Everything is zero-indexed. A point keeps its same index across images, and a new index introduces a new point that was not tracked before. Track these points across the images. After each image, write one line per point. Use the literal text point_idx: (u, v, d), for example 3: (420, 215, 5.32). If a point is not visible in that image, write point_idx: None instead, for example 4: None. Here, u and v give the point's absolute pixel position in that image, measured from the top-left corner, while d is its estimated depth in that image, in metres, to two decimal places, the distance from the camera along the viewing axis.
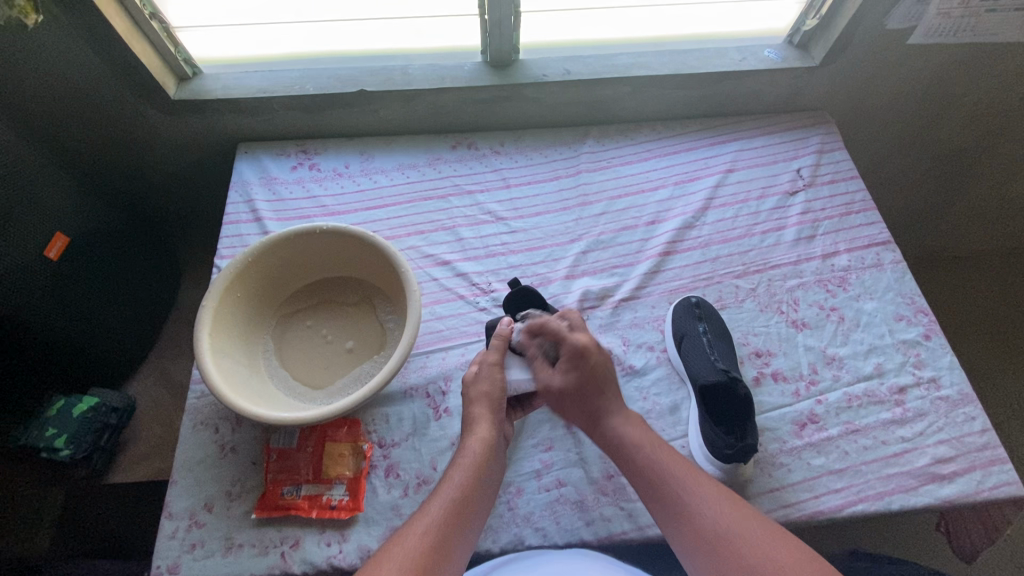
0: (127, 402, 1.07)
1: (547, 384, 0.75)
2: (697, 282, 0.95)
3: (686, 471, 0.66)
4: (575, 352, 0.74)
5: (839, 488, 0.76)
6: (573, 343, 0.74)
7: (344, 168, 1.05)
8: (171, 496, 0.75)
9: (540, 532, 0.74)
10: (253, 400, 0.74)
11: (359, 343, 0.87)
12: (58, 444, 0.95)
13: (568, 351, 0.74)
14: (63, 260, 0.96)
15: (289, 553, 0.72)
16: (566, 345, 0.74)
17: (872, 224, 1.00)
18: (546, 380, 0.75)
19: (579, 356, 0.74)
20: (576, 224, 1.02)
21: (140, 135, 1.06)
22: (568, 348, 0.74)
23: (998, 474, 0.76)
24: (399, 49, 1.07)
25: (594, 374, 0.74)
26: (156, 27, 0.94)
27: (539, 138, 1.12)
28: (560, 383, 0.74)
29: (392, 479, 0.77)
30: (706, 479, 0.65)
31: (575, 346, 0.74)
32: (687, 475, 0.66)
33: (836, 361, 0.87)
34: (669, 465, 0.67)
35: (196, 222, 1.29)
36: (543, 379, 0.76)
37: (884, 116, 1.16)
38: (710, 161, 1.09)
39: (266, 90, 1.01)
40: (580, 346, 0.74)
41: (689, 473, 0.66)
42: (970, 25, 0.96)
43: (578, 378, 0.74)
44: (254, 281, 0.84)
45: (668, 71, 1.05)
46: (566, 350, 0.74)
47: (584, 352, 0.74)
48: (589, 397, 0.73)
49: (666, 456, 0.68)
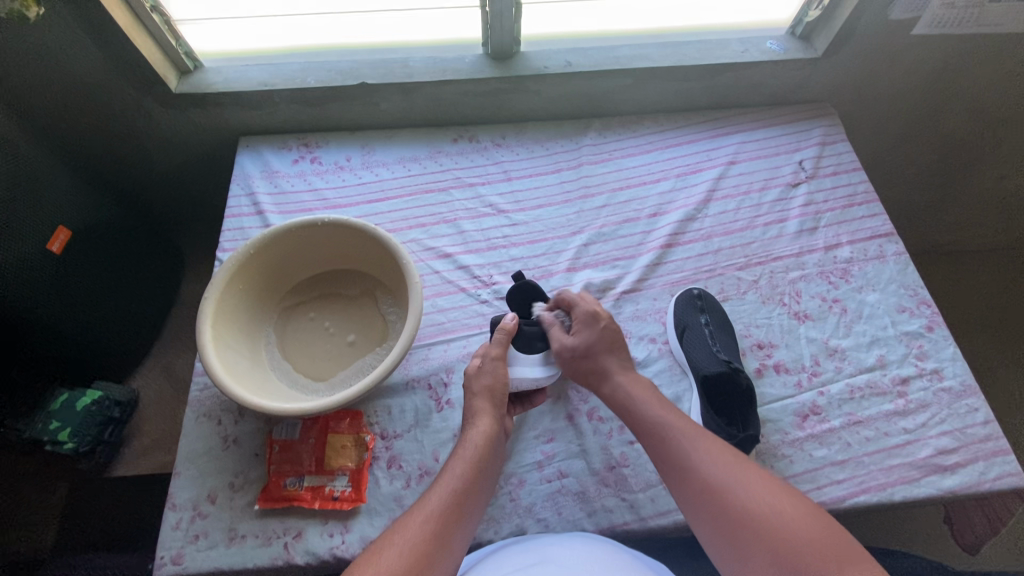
0: (130, 396, 1.10)
1: (561, 343, 0.78)
2: (699, 274, 0.95)
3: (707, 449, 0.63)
4: (589, 313, 0.79)
5: (841, 479, 0.76)
6: (588, 305, 0.80)
7: (345, 162, 1.05)
8: (175, 487, 0.75)
9: (541, 523, 0.74)
10: (254, 391, 0.74)
11: (360, 335, 0.87)
12: (62, 437, 0.98)
13: (583, 313, 0.79)
14: (66, 253, 0.96)
15: (292, 544, 0.72)
16: (580, 307, 0.80)
17: (875, 216, 1.00)
18: (560, 340, 0.79)
19: (592, 317, 0.78)
20: (578, 217, 1.01)
21: (141, 128, 1.06)
22: (582, 310, 0.80)
23: (1001, 465, 0.76)
24: (400, 41, 1.07)
25: (606, 333, 0.77)
26: (156, 20, 0.93)
27: (541, 131, 1.12)
28: (573, 341, 0.77)
29: (394, 471, 0.77)
30: (721, 450, 0.63)
31: (590, 309, 0.79)
32: (701, 448, 0.63)
33: (839, 352, 0.86)
34: (682, 439, 0.65)
35: (198, 215, 1.30)
36: (557, 339, 0.79)
37: (887, 107, 1.15)
38: (713, 153, 1.08)
39: (267, 83, 1.01)
40: (593, 308, 0.79)
41: (705, 445, 0.64)
42: (972, 16, 0.95)
43: (590, 337, 0.77)
44: (256, 274, 0.84)
45: (670, 62, 1.05)
46: (581, 311, 0.80)
47: (597, 315, 0.79)
48: (601, 355, 0.76)
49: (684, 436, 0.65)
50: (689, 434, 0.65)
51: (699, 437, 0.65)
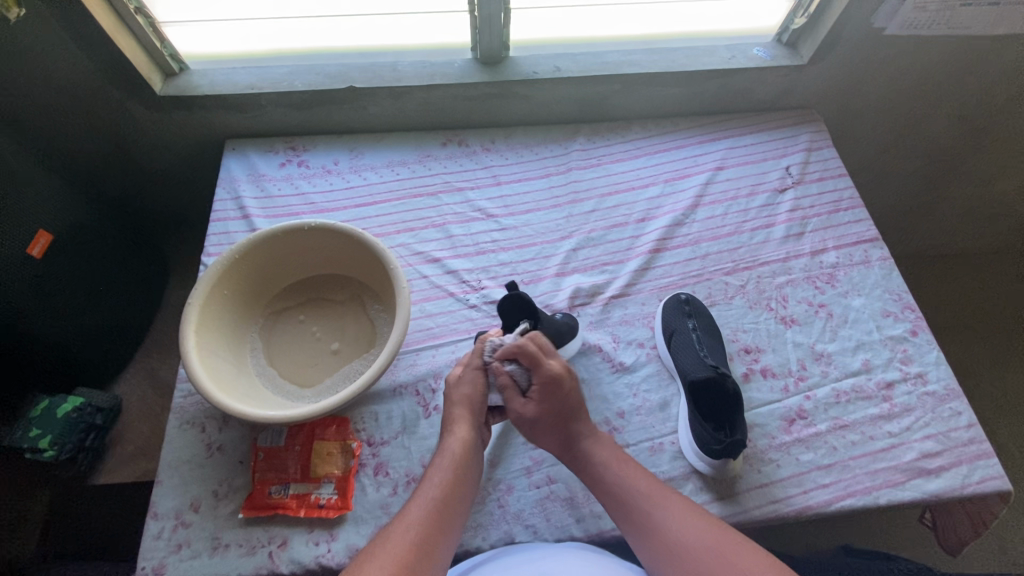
0: (113, 403, 1.06)
1: (521, 414, 0.71)
2: (687, 279, 0.96)
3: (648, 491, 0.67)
4: (552, 382, 0.71)
5: (827, 483, 0.76)
6: (549, 370, 0.71)
7: (333, 166, 1.05)
8: (157, 496, 0.74)
9: (530, 530, 0.73)
10: (239, 399, 0.73)
11: (345, 343, 0.86)
12: (42, 445, 0.94)
13: (543, 380, 0.71)
14: (45, 259, 0.94)
15: (277, 553, 0.71)
16: (540, 373, 0.71)
17: (860, 221, 1.01)
18: (518, 409, 0.72)
19: (555, 385, 0.71)
20: (567, 221, 1.01)
21: (123, 133, 1.05)
22: (545, 374, 0.71)
23: (984, 469, 0.76)
24: (388, 45, 1.07)
25: (568, 400, 0.72)
26: (140, 22, 0.92)
27: (530, 135, 1.12)
28: (535, 415, 0.71)
29: (381, 478, 0.77)
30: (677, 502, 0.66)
31: (550, 375, 0.71)
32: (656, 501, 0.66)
33: (825, 357, 0.87)
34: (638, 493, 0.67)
35: (187, 221, 1.29)
36: (513, 408, 0.72)
37: (873, 114, 1.17)
38: (701, 158, 1.09)
39: (253, 86, 1.00)
40: (555, 374, 0.71)
41: (665, 500, 0.66)
42: (945, 18, 0.95)
43: (553, 405, 0.71)
44: (241, 279, 0.83)
45: (659, 68, 1.05)
46: (542, 376, 0.71)
47: (558, 382, 0.71)
48: (563, 426, 0.71)
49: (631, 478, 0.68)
50: (646, 489, 0.67)
51: (666, 500, 0.66)
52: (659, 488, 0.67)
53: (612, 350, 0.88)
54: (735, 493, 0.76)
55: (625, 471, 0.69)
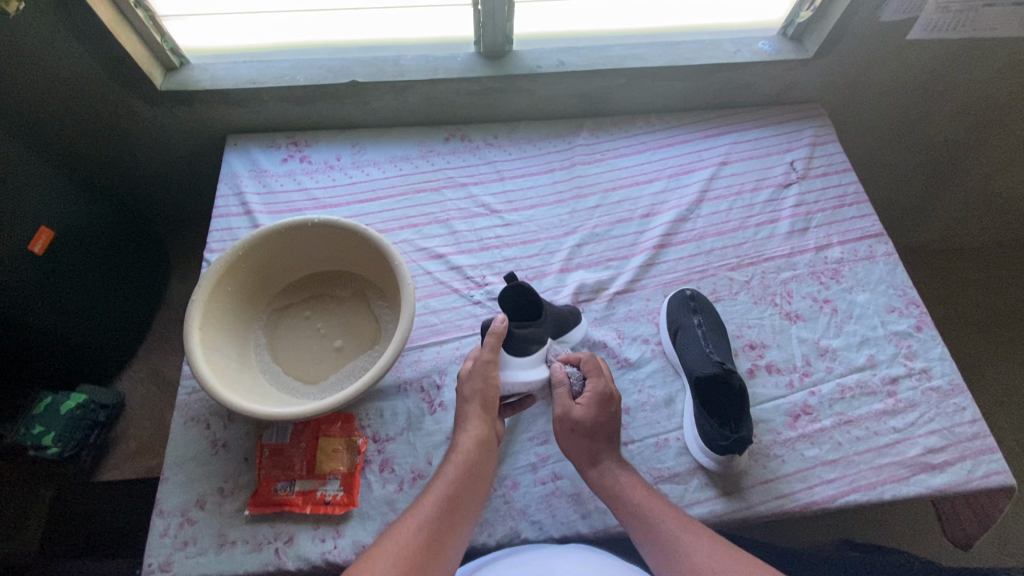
0: (116, 399, 1.06)
1: (567, 412, 0.73)
2: (691, 274, 0.96)
3: (651, 499, 0.68)
4: (605, 396, 0.74)
5: (832, 479, 0.76)
6: (604, 383, 0.75)
7: (335, 161, 1.04)
8: (163, 493, 0.74)
9: (536, 525, 0.73)
10: (245, 396, 0.73)
11: (348, 340, 0.86)
12: (46, 442, 0.94)
13: (598, 392, 0.74)
14: (48, 254, 0.93)
15: (283, 550, 0.71)
16: (599, 382, 0.75)
17: (865, 216, 1.00)
18: (566, 407, 0.73)
19: (606, 399, 0.74)
20: (571, 217, 1.01)
21: (124, 129, 1.04)
22: (602, 388, 0.74)
23: (988, 464, 0.77)
24: (391, 39, 1.06)
25: (612, 420, 0.74)
26: (140, 16, 0.92)
27: (534, 130, 1.12)
28: (580, 416, 0.72)
29: (387, 474, 0.76)
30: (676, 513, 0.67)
31: (607, 391, 0.74)
32: (658, 510, 0.67)
33: (830, 352, 0.87)
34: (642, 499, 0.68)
35: (188, 218, 1.28)
36: (562, 404, 0.74)
37: (878, 108, 1.16)
38: (705, 153, 1.09)
39: (255, 81, 1.00)
40: (608, 390, 0.74)
41: (666, 510, 0.67)
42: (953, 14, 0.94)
43: (599, 418, 0.73)
44: (244, 276, 0.83)
45: (663, 62, 1.04)
46: (598, 389, 0.74)
47: (611, 399, 0.74)
48: (599, 440, 0.72)
49: (635, 486, 0.69)
50: (650, 498, 0.68)
51: (670, 513, 0.66)
52: (706, 549, 0.62)
53: (617, 346, 0.88)
54: (739, 489, 0.76)
55: (638, 491, 0.69)
